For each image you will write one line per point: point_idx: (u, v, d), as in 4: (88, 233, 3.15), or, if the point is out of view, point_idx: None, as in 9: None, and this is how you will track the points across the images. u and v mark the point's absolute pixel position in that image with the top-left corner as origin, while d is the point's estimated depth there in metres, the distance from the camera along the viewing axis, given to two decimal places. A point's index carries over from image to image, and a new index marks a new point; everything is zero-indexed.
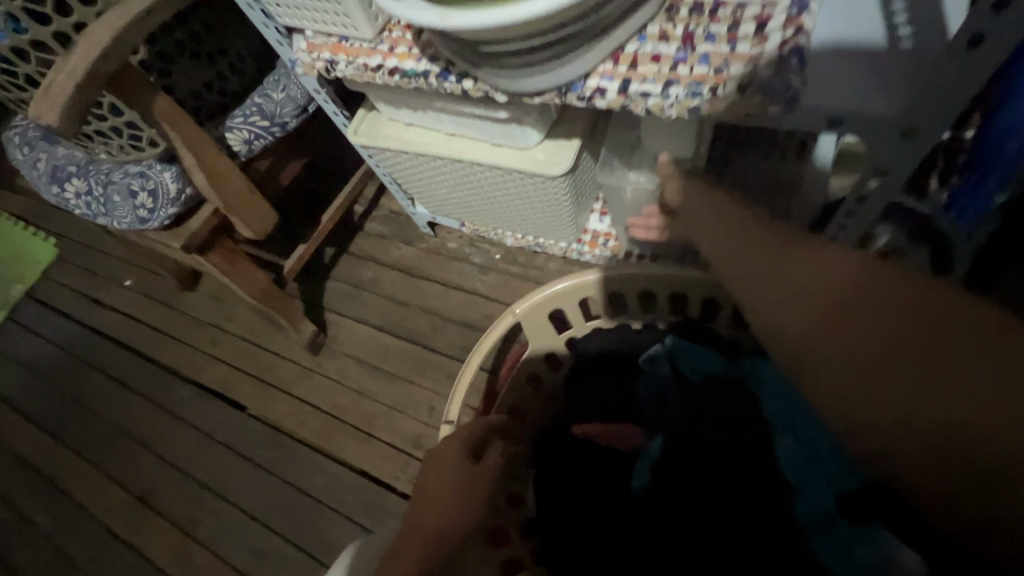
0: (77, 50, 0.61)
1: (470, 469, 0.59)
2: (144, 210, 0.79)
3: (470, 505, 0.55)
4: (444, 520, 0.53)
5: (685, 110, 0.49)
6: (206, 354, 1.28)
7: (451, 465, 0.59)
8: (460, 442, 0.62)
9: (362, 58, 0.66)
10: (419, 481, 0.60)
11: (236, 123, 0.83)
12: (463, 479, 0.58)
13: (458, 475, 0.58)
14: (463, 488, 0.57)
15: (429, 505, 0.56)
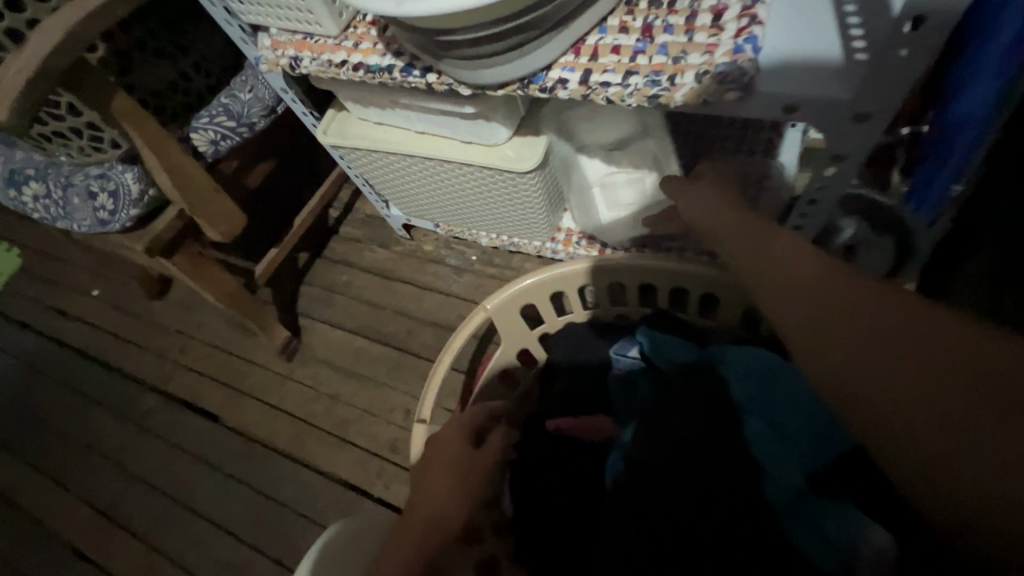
0: (29, 45, 0.60)
1: (473, 455, 0.62)
2: (106, 212, 0.77)
3: (472, 485, 0.59)
4: (449, 497, 0.56)
5: (644, 98, 0.50)
6: (176, 364, 1.25)
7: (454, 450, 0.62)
8: (464, 424, 0.65)
9: (327, 54, 0.66)
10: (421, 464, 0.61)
11: (201, 123, 0.81)
12: (464, 464, 0.61)
13: (461, 458, 0.61)
14: (466, 472, 0.60)
15: (430, 484, 0.57)
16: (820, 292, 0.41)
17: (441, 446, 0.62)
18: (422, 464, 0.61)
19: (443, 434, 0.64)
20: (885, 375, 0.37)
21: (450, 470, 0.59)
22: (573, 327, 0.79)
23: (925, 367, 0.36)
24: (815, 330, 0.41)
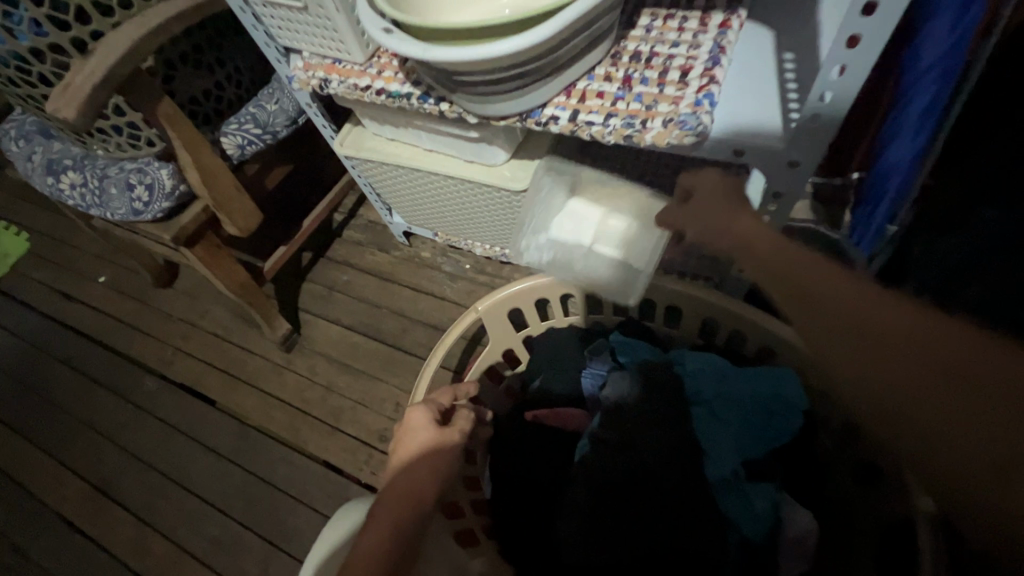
0: (96, 55, 0.69)
1: (442, 435, 0.64)
2: (141, 203, 0.85)
3: (443, 469, 0.62)
4: (419, 488, 0.59)
5: (620, 137, 0.60)
6: (177, 350, 1.31)
7: (423, 433, 0.64)
8: (432, 405, 0.68)
9: (353, 78, 0.76)
10: (396, 450, 0.65)
11: (231, 129, 0.91)
12: (435, 444, 0.63)
13: (430, 445, 0.63)
14: (435, 460, 0.62)
15: (402, 472, 0.61)
16: (847, 309, 0.45)
17: (410, 432, 0.65)
18: (395, 450, 0.65)
19: (411, 426, 0.66)
20: (897, 379, 0.41)
21: (418, 463, 0.62)
22: (555, 331, 0.88)
23: (940, 370, 0.40)
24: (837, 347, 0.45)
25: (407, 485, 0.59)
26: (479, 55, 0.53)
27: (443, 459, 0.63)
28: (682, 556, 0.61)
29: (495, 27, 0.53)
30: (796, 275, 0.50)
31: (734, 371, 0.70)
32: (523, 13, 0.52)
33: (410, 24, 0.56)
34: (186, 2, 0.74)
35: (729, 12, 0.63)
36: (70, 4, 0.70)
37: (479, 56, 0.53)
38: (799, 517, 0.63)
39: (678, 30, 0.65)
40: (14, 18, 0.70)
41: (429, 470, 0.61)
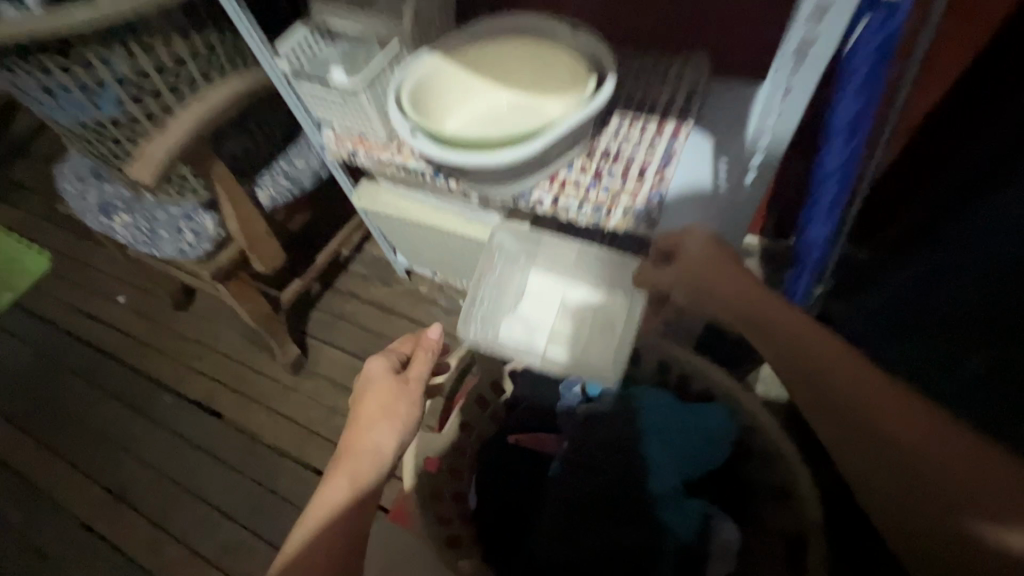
0: (169, 129, 0.85)
1: (398, 384, 0.72)
2: (187, 246, 1.00)
3: (402, 415, 0.69)
4: (380, 434, 0.67)
5: (591, 221, 0.79)
6: (192, 368, 1.44)
7: (380, 383, 0.71)
8: (387, 358, 0.74)
9: (378, 152, 0.92)
10: (354, 398, 0.72)
11: (265, 182, 1.07)
12: (392, 392, 0.71)
13: (386, 393, 0.70)
14: (393, 406, 0.69)
15: (362, 418, 0.68)
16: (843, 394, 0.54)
17: (367, 383, 0.72)
18: (354, 399, 0.72)
19: (370, 376, 0.72)
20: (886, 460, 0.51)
21: (377, 408, 0.69)
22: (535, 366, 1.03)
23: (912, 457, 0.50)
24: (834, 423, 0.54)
25: (366, 433, 0.67)
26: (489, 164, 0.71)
27: (401, 405, 0.70)
28: (628, 557, 0.76)
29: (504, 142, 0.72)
30: (802, 361, 0.57)
31: (678, 404, 0.86)
32: (520, 135, 0.71)
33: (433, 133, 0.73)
34: (243, 85, 0.90)
35: (680, 121, 0.82)
36: (149, 87, 0.85)
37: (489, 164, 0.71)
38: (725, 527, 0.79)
39: (641, 131, 0.83)
40: (102, 96, 0.85)
41: (388, 415, 0.69)
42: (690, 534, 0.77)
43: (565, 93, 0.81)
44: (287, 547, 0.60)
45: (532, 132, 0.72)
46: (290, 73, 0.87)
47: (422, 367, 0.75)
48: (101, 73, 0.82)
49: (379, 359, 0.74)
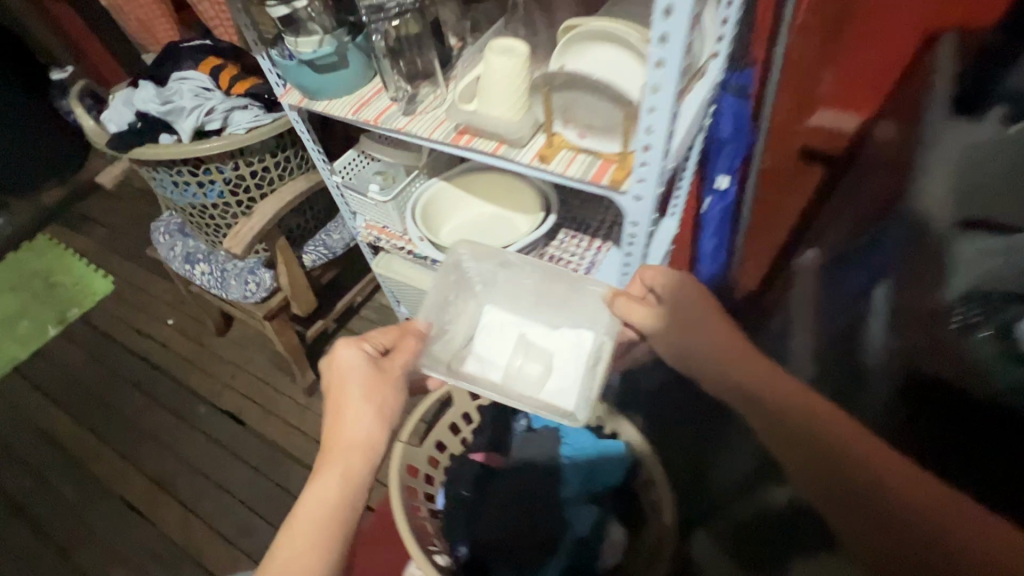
0: (254, 217, 1.23)
1: (380, 375, 0.83)
2: (250, 292, 1.37)
3: (388, 405, 0.81)
4: (367, 426, 0.79)
5: None
6: (225, 383, 1.77)
7: (361, 374, 0.81)
8: (358, 351, 0.83)
9: (395, 240, 1.28)
10: (329, 390, 0.81)
11: (309, 249, 1.44)
12: (375, 383, 0.82)
13: (370, 377, 0.81)
14: (378, 391, 0.81)
15: (348, 410, 0.79)
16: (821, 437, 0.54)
17: (345, 376, 0.81)
18: (333, 391, 0.81)
19: (351, 363, 0.82)
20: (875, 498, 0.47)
21: (364, 397, 0.80)
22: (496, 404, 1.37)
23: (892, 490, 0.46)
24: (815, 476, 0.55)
25: (355, 425, 0.78)
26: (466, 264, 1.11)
27: (385, 390, 0.82)
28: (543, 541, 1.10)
29: None
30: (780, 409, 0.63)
31: (594, 440, 1.21)
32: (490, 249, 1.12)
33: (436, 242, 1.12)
34: (306, 186, 1.29)
35: (604, 241, 1.20)
36: (243, 185, 1.26)
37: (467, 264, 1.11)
38: (613, 529, 1.13)
39: (577, 246, 1.21)
40: (211, 188, 1.24)
41: (374, 400, 0.80)
42: (585, 528, 1.12)
43: (526, 214, 1.19)
44: (302, 517, 0.72)
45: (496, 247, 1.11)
46: (340, 183, 1.25)
47: (400, 356, 0.87)
48: (215, 175, 1.22)
49: (358, 346, 0.84)
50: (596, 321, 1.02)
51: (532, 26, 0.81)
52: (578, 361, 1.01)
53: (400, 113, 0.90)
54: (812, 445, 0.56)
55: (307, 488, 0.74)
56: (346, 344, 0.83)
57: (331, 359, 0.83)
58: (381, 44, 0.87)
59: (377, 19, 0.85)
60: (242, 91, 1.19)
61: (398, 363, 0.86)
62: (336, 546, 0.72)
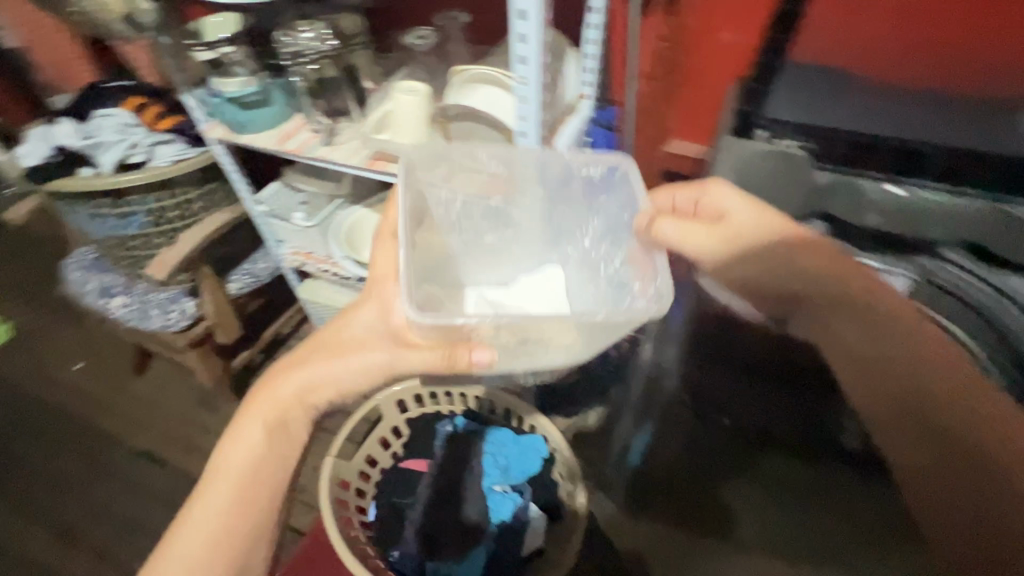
0: (178, 246, 1.27)
1: (376, 349, 0.70)
2: (173, 321, 1.38)
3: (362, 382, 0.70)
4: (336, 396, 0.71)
5: None
6: (142, 424, 1.71)
7: (355, 337, 0.70)
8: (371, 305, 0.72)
9: (320, 264, 1.35)
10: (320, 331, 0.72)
11: (236, 276, 1.48)
12: (363, 357, 0.70)
13: (365, 342, 0.70)
14: (357, 348, 0.70)
15: (324, 370, 0.70)
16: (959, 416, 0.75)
17: (343, 335, 0.71)
18: (325, 336, 0.72)
19: (359, 303, 0.73)
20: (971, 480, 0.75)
21: (339, 364, 0.70)
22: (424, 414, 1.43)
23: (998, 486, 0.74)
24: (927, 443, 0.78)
25: (324, 391, 0.70)
26: None
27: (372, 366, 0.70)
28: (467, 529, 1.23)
29: None
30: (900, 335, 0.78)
31: (516, 437, 1.31)
32: None
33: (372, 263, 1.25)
34: (229, 215, 1.34)
35: None
36: (166, 217, 1.30)
37: None
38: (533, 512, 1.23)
39: None
40: (131, 220, 1.27)
41: (346, 351, 0.69)
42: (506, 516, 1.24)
43: None
44: (228, 444, 0.72)
45: None
46: (266, 213, 1.33)
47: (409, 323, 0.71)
48: (136, 207, 1.25)
49: (377, 281, 0.74)
50: (581, 240, 0.94)
51: (431, 70, 0.97)
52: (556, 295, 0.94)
53: (321, 144, 1.02)
54: (943, 422, 0.76)
55: (239, 412, 0.73)
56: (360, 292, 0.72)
57: (368, 281, 0.76)
58: (301, 82, 1.02)
59: (299, 63, 0.98)
60: (167, 126, 1.26)
61: (397, 317, 0.71)
62: (241, 491, 0.72)
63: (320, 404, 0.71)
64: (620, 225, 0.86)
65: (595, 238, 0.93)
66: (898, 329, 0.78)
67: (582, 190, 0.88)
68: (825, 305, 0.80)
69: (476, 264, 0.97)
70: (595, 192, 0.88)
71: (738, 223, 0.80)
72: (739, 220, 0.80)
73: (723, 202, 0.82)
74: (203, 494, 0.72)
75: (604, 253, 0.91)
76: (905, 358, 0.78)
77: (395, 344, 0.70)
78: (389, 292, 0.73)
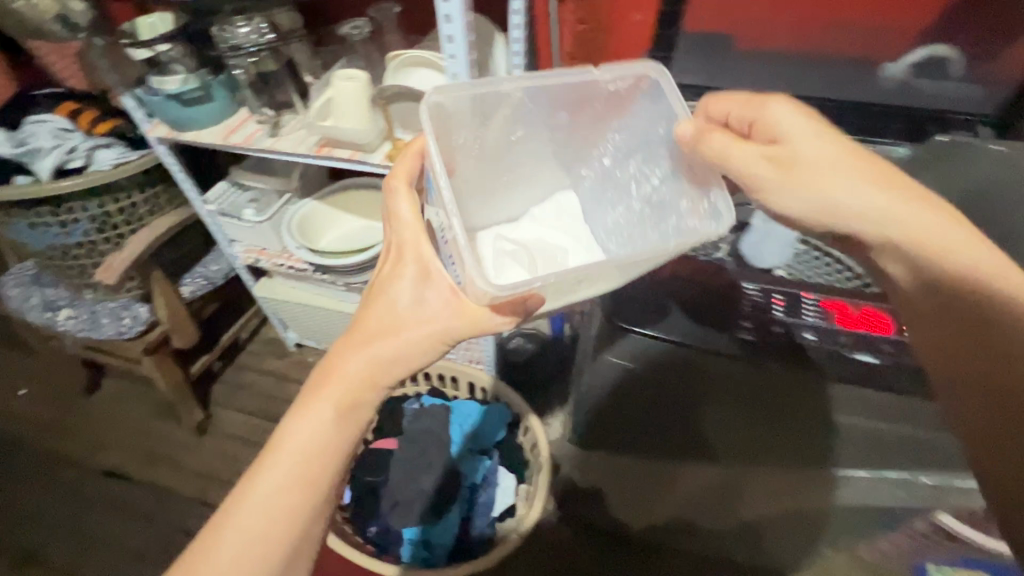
0: (126, 250, 1.27)
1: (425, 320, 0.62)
2: (125, 328, 1.37)
3: (412, 362, 0.63)
4: (383, 378, 0.63)
5: None
6: (98, 442, 1.66)
7: (397, 311, 0.62)
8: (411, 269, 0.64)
9: (274, 259, 1.40)
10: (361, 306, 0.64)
11: (189, 279, 1.48)
12: (409, 333, 0.62)
13: (410, 311, 0.62)
14: (414, 318, 0.62)
15: (370, 349, 0.61)
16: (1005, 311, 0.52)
17: (380, 306, 0.63)
18: (365, 308, 0.63)
19: (395, 266, 0.64)
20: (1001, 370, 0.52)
21: (385, 340, 0.62)
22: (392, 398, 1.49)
23: None
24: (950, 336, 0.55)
25: (369, 370, 0.61)
26: (344, 261, 1.28)
27: (423, 344, 0.62)
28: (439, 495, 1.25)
29: (357, 249, 1.30)
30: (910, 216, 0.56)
31: (480, 407, 1.38)
32: (361, 247, 1.29)
33: (320, 250, 1.29)
34: (178, 217, 1.35)
35: None
36: (111, 222, 1.29)
37: (345, 261, 1.28)
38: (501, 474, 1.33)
39: None
40: (75, 227, 1.27)
41: (402, 327, 0.62)
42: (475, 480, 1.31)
43: None
44: (289, 427, 0.61)
45: (367, 245, 1.30)
46: (216, 212, 1.35)
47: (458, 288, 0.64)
48: (79, 214, 1.25)
49: (409, 241, 0.65)
50: (601, 159, 0.87)
51: (369, 59, 1.03)
52: (577, 227, 0.87)
53: (266, 135, 1.06)
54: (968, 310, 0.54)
55: (306, 389, 0.62)
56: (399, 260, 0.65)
57: (392, 242, 0.67)
58: (243, 75, 1.04)
59: (240, 56, 1.00)
60: (106, 129, 1.26)
61: (440, 283, 0.63)
62: (303, 483, 0.60)
63: (396, 377, 0.64)
64: (654, 137, 0.77)
65: (615, 156, 0.85)
66: (959, 270, 0.54)
67: (606, 101, 0.78)
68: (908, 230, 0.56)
69: (496, 199, 0.87)
70: (623, 103, 0.78)
71: (800, 153, 0.59)
72: (805, 148, 0.59)
73: (791, 122, 0.60)
74: (256, 483, 0.60)
75: (634, 170, 0.82)
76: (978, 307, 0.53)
77: (456, 306, 0.63)
78: (427, 254, 0.64)
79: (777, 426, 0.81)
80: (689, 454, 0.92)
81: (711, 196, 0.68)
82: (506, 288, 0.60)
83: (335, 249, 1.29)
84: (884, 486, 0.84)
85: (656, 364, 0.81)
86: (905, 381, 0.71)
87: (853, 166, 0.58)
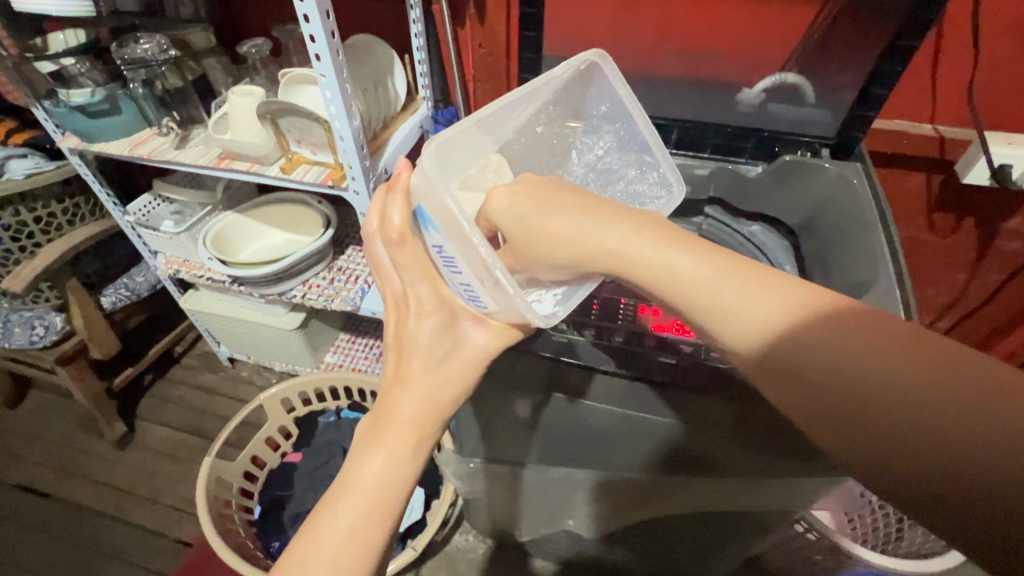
0: (39, 259, 1.26)
1: (465, 356, 0.58)
2: (37, 337, 1.35)
3: (459, 398, 0.58)
4: (436, 418, 0.56)
5: (340, 305, 1.34)
6: (16, 456, 1.63)
7: (437, 353, 0.57)
8: (439, 307, 0.58)
9: (194, 270, 1.40)
10: (396, 352, 0.58)
11: (110, 291, 1.48)
12: (454, 372, 0.57)
13: (453, 351, 0.57)
14: (452, 358, 0.57)
15: (420, 391, 0.55)
16: (832, 380, 0.38)
17: (417, 350, 0.57)
18: (403, 353, 0.57)
19: (418, 315, 0.57)
20: (907, 436, 0.35)
21: (435, 383, 0.56)
22: (313, 412, 1.48)
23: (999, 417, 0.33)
24: (833, 424, 0.38)
25: (420, 412, 0.55)
26: (254, 272, 1.28)
27: (466, 379, 0.57)
28: None
29: (270, 260, 1.31)
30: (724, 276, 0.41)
31: None
32: (275, 259, 1.31)
33: (233, 262, 1.31)
34: (98, 227, 1.36)
35: None
36: (26, 232, 1.30)
37: (255, 272, 1.28)
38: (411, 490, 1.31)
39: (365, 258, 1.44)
40: None
41: (450, 366, 0.57)
42: None
43: (311, 232, 1.40)
44: (352, 471, 0.54)
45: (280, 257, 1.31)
46: (134, 223, 1.36)
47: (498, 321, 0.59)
48: None
49: (424, 288, 0.58)
50: (534, 128, 0.71)
51: (273, 77, 1.07)
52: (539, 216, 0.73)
53: (172, 148, 1.08)
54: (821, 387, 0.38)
55: (363, 437, 0.56)
56: (427, 299, 0.58)
57: (404, 293, 0.59)
58: (143, 90, 1.05)
59: (137, 69, 1.03)
60: (20, 141, 1.29)
61: (468, 318, 0.59)
62: (361, 547, 0.52)
63: (451, 415, 0.58)
64: (596, 120, 0.75)
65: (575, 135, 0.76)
66: (809, 361, 0.39)
67: (558, 96, 0.71)
68: (816, 360, 0.38)
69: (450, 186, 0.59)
70: (572, 97, 0.72)
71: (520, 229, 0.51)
72: (609, 255, 0.44)
73: (516, 213, 0.50)
74: (316, 542, 0.52)
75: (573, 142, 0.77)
76: (940, 445, 0.34)
77: (495, 335, 0.59)
78: (449, 296, 0.59)
79: (609, 434, 0.82)
80: (559, 462, 0.93)
81: (658, 168, 0.71)
82: (550, 317, 0.57)
83: (248, 261, 1.30)
84: (745, 494, 0.82)
85: (509, 375, 0.82)
86: (735, 379, 0.68)
87: (710, 265, 0.42)
